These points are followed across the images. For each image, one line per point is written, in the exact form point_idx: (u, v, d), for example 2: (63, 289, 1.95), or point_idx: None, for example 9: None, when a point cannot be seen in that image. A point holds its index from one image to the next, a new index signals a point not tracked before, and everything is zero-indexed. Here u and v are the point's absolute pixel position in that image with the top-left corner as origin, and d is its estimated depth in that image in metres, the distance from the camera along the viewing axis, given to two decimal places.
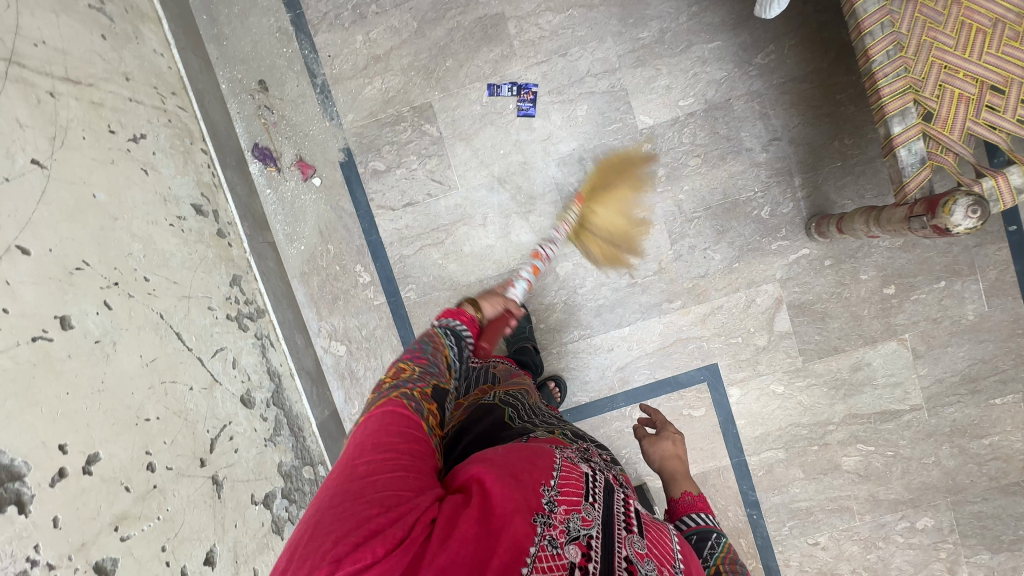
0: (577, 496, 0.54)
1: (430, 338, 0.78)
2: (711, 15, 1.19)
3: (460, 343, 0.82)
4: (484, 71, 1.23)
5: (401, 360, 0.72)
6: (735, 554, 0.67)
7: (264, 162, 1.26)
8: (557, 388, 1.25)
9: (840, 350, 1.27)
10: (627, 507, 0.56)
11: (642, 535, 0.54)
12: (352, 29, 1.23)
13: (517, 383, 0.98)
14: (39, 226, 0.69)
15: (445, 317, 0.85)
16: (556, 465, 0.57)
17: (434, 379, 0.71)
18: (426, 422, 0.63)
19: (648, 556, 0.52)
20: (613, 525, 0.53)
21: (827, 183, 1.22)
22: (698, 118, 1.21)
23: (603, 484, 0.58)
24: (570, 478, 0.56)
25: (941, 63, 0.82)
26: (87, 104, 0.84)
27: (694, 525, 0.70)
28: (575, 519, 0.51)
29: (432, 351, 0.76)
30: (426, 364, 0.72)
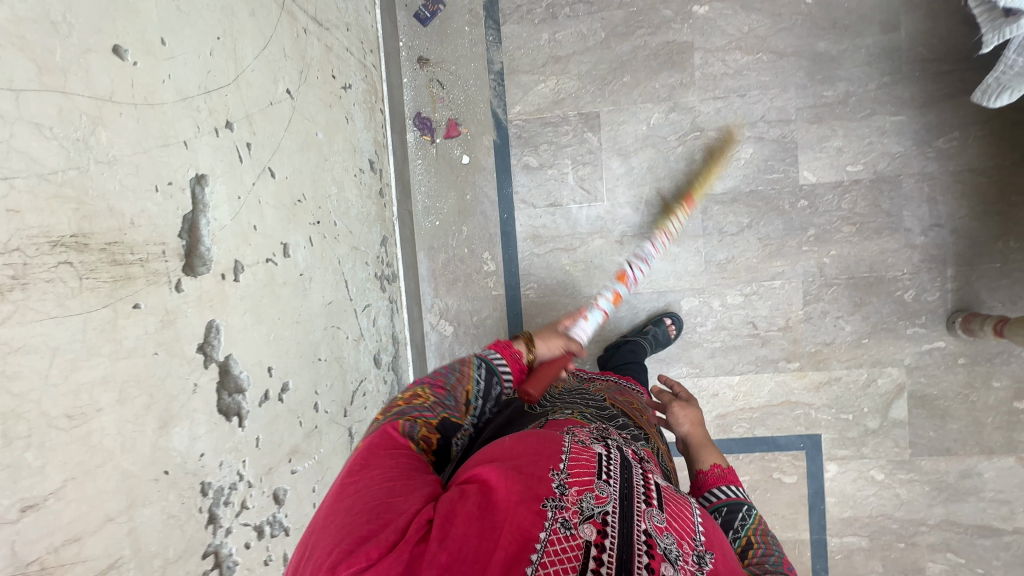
0: (590, 476, 0.47)
1: (460, 366, 0.71)
2: (902, 89, 1.17)
3: (493, 377, 0.71)
4: (660, 94, 1.23)
5: (418, 385, 0.67)
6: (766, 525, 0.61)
7: (422, 131, 1.29)
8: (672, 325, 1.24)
9: (952, 452, 1.22)
10: (645, 483, 0.49)
11: (661, 508, 0.47)
12: (540, 26, 1.25)
13: None
14: (283, 153, 0.71)
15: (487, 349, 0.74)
16: (567, 448, 0.51)
17: (447, 413, 0.65)
18: (417, 445, 0.59)
19: (668, 530, 0.45)
20: (631, 498, 0.46)
21: (980, 280, 1.18)
22: (863, 187, 1.20)
23: (619, 461, 0.51)
24: (582, 458, 0.49)
25: None
26: (323, 46, 0.87)
27: (722, 498, 0.65)
28: (589, 498, 0.45)
29: (454, 382, 0.69)
30: (443, 396, 0.66)
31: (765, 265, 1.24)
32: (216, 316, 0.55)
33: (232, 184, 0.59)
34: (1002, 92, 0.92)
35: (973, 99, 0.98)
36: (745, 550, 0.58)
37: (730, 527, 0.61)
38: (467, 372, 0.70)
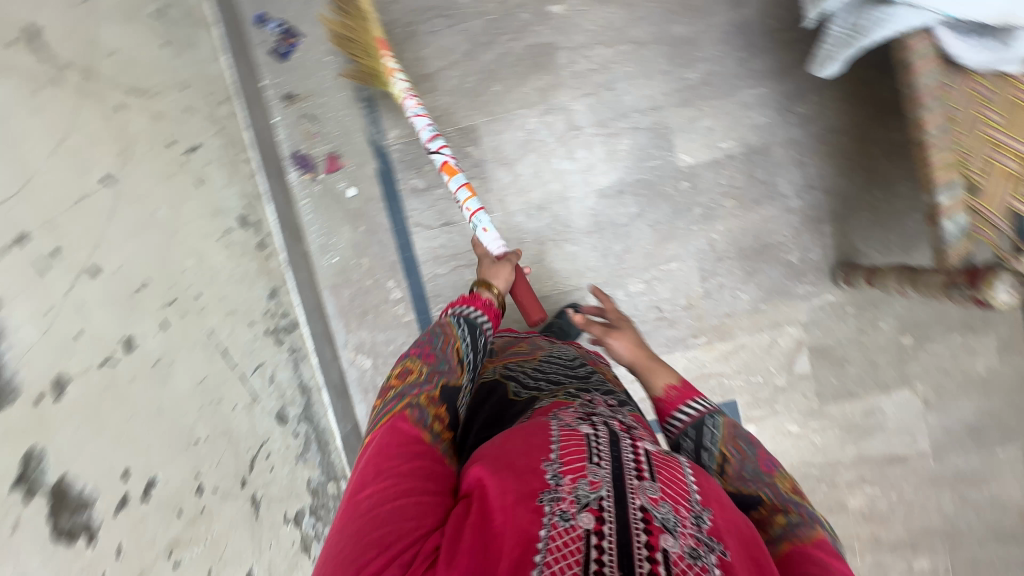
0: (581, 462, 0.52)
1: (442, 330, 0.77)
2: (758, 62, 1.21)
3: (474, 330, 0.78)
4: (532, 98, 1.24)
5: (407, 360, 0.73)
6: (734, 427, 0.71)
7: (302, 170, 1.26)
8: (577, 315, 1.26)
9: (854, 394, 1.31)
10: (636, 455, 0.55)
11: (652, 478, 0.52)
12: (403, 46, 1.23)
13: (516, 350, 0.95)
14: (110, 244, 0.69)
15: (459, 305, 0.81)
16: (556, 436, 0.56)
17: (443, 377, 0.71)
18: (431, 430, 0.64)
19: (664, 498, 0.51)
20: (622, 478, 0.51)
21: (856, 232, 1.25)
22: (737, 161, 1.24)
23: (607, 439, 0.56)
24: (571, 445, 0.54)
25: (990, 138, 0.86)
26: (150, 116, 0.84)
27: (688, 419, 0.72)
28: (584, 485, 0.50)
29: (442, 345, 0.74)
30: (435, 362, 0.72)
31: (660, 249, 1.27)
32: (39, 441, 0.53)
33: (38, 300, 0.57)
34: (830, 60, 0.93)
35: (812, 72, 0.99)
36: (722, 465, 0.68)
37: (705, 445, 0.70)
38: (450, 333, 0.77)
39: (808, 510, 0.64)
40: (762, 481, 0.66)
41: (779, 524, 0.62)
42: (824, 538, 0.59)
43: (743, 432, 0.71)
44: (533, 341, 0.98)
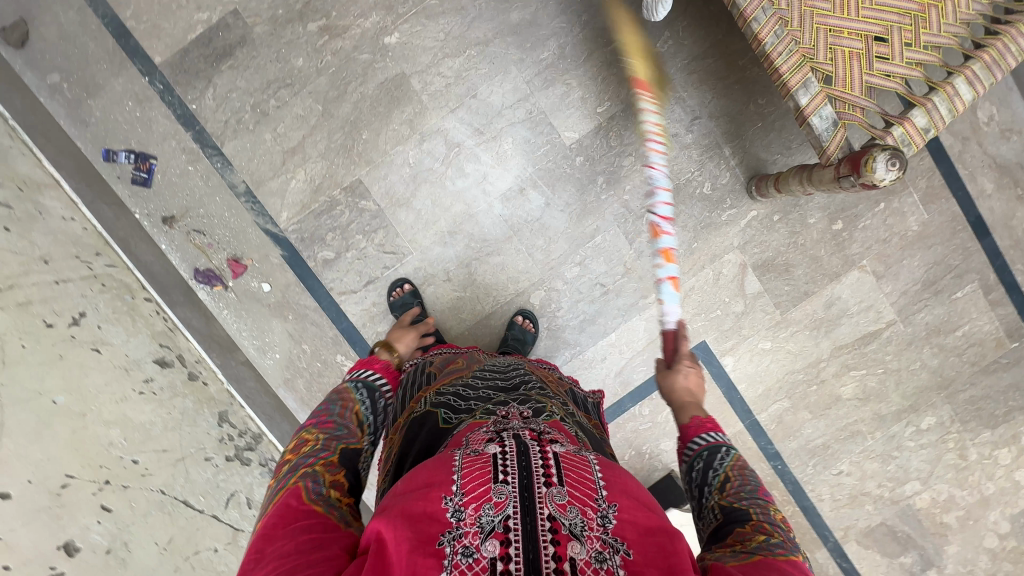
0: (485, 485, 0.49)
1: (338, 397, 0.72)
2: (602, 19, 1.20)
3: (374, 393, 0.76)
4: (403, 132, 1.21)
5: (302, 432, 0.66)
6: (744, 462, 0.68)
7: (211, 284, 1.22)
8: (526, 320, 1.27)
9: (810, 293, 1.33)
10: (544, 459, 0.52)
11: (562, 482, 0.50)
12: (259, 129, 1.20)
13: (453, 369, 0.93)
14: (12, 463, 0.74)
15: (356, 370, 0.78)
16: (458, 465, 0.52)
17: (343, 442, 0.66)
18: (328, 498, 0.57)
19: (571, 503, 0.49)
20: (531, 488, 0.49)
21: (755, 144, 1.26)
22: (619, 119, 1.24)
23: (513, 450, 0.53)
24: (475, 468, 0.51)
25: (825, 27, 0.86)
26: (14, 309, 0.82)
27: (704, 444, 0.69)
28: (488, 510, 0.47)
29: (340, 410, 0.70)
30: (332, 429, 0.67)
31: (581, 228, 1.27)
32: None
33: None
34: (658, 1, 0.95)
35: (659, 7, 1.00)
36: (722, 483, 0.65)
37: (712, 465, 0.67)
38: (349, 400, 0.73)
39: (792, 538, 0.59)
40: (756, 503, 0.62)
41: (757, 541, 0.56)
42: (799, 561, 0.56)
43: (753, 470, 0.67)
44: (470, 356, 1.01)
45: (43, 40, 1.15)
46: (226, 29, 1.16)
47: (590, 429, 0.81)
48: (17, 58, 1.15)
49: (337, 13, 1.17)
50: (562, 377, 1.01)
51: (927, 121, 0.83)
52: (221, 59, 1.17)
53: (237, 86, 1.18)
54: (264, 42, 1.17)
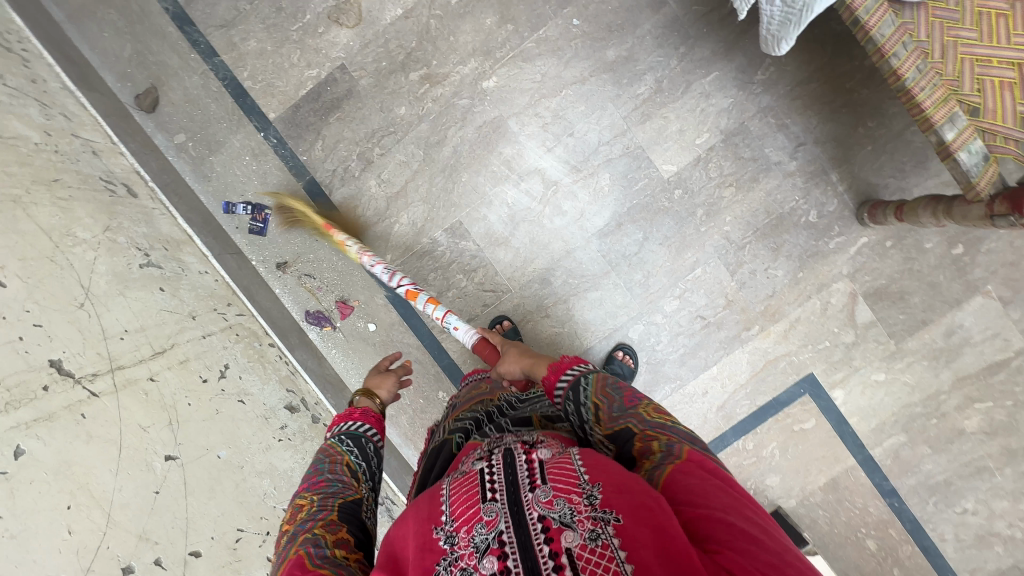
0: (474, 507, 0.51)
1: (325, 453, 0.72)
2: (700, 50, 1.18)
3: (361, 441, 0.74)
4: (501, 172, 1.23)
5: (296, 498, 0.66)
6: (605, 377, 0.68)
7: (320, 324, 1.28)
8: (627, 355, 1.25)
9: (928, 321, 1.25)
10: (527, 467, 0.54)
11: (545, 482, 0.51)
12: (364, 176, 1.24)
13: (475, 393, 0.92)
14: (196, 521, 0.77)
15: (337, 424, 0.77)
16: (447, 492, 0.55)
17: (340, 498, 0.66)
18: (335, 556, 0.56)
19: (557, 496, 0.50)
20: (518, 499, 0.50)
21: (864, 169, 1.21)
22: (719, 150, 1.21)
23: (500, 463, 0.56)
24: (463, 492, 0.54)
25: (971, 57, 0.81)
26: (177, 368, 0.86)
27: (569, 381, 0.69)
28: (481, 529, 0.49)
29: (330, 467, 0.69)
30: (326, 487, 0.66)
31: (679, 261, 1.25)
32: None
33: None
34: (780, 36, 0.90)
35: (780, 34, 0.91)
36: (596, 414, 0.65)
37: (580, 400, 0.67)
38: (338, 454, 0.72)
39: (678, 426, 0.60)
40: (627, 414, 0.62)
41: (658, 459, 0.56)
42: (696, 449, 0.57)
43: (613, 380, 0.68)
44: (495, 378, 0.95)
45: (170, 104, 1.23)
46: (334, 83, 1.22)
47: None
48: (147, 121, 1.23)
49: (438, 62, 1.21)
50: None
51: None
52: (329, 111, 1.23)
53: (344, 137, 1.23)
54: (369, 93, 1.22)
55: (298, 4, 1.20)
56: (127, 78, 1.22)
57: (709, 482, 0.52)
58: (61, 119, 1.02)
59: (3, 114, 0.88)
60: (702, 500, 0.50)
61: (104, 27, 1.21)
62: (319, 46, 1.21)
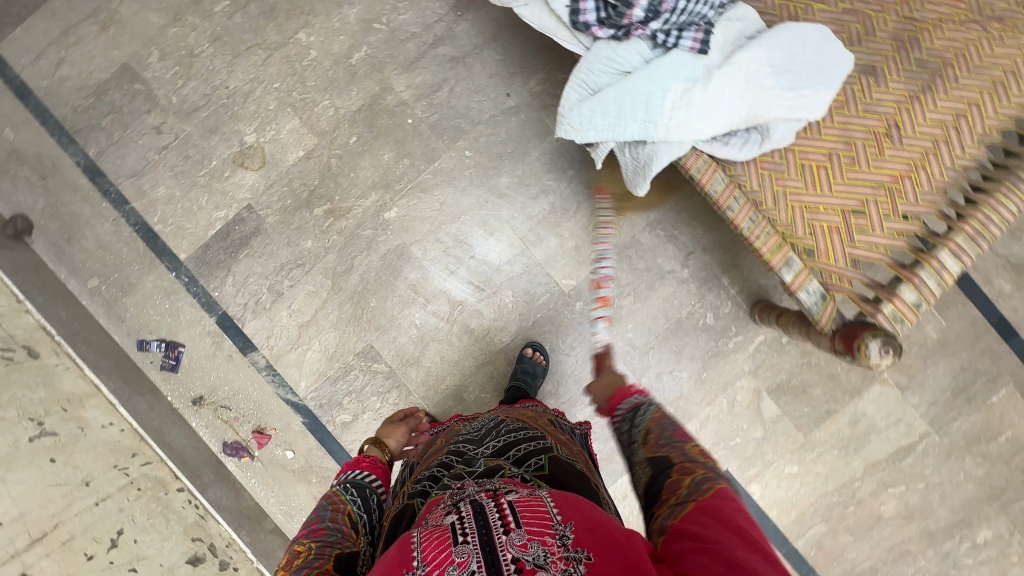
0: (446, 551, 0.52)
1: (329, 501, 0.77)
2: (587, 172, 1.26)
3: (364, 491, 0.82)
4: (408, 295, 1.28)
5: (296, 541, 0.69)
6: (663, 413, 0.77)
7: (239, 455, 1.29)
8: (536, 352, 1.25)
9: (833, 412, 1.29)
10: (500, 512, 0.55)
11: (518, 524, 0.53)
12: (275, 307, 1.28)
13: (432, 448, 0.90)
14: None
15: (345, 472, 0.86)
16: (418, 540, 0.56)
17: (337, 546, 0.68)
18: None
19: (531, 539, 0.51)
20: (490, 542, 0.51)
21: (752, 271, 1.27)
22: (614, 262, 1.27)
23: (470, 512, 0.56)
24: (433, 539, 0.54)
25: (800, 204, 0.88)
26: (59, 550, 0.87)
27: (627, 407, 0.81)
28: (453, 571, 0.51)
29: (332, 515, 0.74)
30: (326, 535, 0.70)
31: (588, 369, 1.29)
32: None
33: None
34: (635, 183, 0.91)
35: (635, 185, 0.92)
36: (644, 437, 0.73)
37: (636, 424, 0.77)
38: (340, 504, 0.77)
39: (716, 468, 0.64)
40: (675, 443, 0.69)
41: (686, 487, 0.61)
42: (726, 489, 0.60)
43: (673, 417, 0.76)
44: (451, 429, 0.95)
45: (84, 250, 1.27)
46: (241, 222, 1.27)
47: (568, 461, 0.77)
48: (62, 268, 1.27)
49: (340, 197, 1.27)
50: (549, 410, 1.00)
51: (918, 296, 0.83)
52: (238, 249, 1.27)
53: (254, 272, 1.27)
54: (276, 230, 1.27)
55: (204, 151, 1.26)
56: (41, 229, 1.27)
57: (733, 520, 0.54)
58: None
59: None
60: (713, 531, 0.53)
61: (19, 183, 1.27)
62: (226, 189, 1.26)
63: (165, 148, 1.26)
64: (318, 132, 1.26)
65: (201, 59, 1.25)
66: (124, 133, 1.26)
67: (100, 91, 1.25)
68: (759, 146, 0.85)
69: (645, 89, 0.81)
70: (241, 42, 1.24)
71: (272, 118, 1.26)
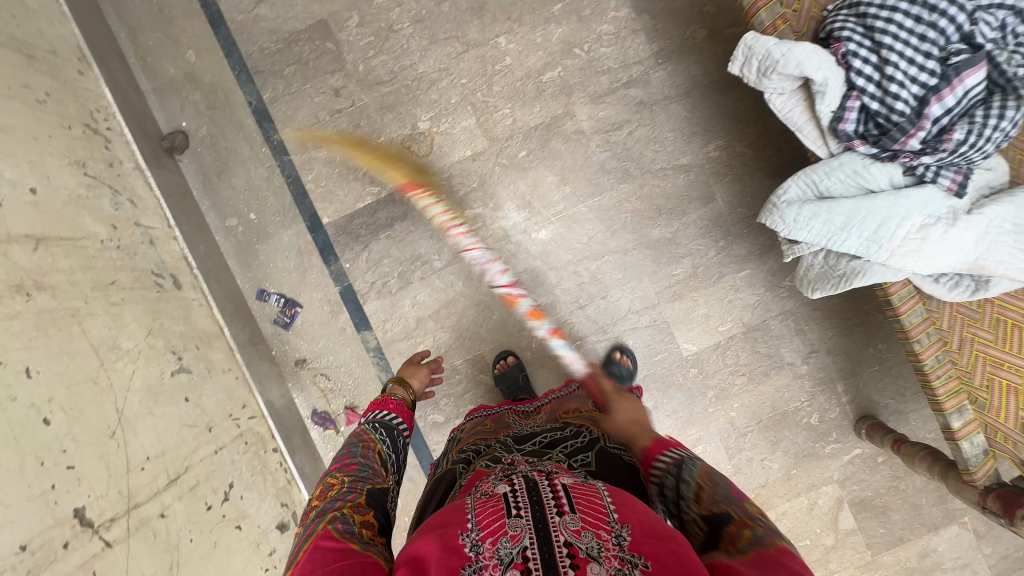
0: (499, 522, 0.51)
1: (360, 438, 0.80)
2: (738, 248, 1.27)
3: (392, 432, 0.86)
4: (531, 318, 1.28)
5: (328, 475, 0.71)
6: (711, 467, 0.63)
7: (325, 426, 1.28)
8: (625, 356, 1.24)
9: (905, 540, 1.30)
10: (555, 494, 0.54)
11: (573, 509, 0.51)
12: (399, 294, 1.28)
13: (481, 431, 0.91)
14: None
15: (371, 412, 0.90)
16: (471, 507, 0.54)
17: (366, 482, 0.70)
18: (361, 536, 0.59)
19: (585, 527, 0.50)
20: (543, 518, 0.50)
21: (867, 385, 1.28)
22: (738, 340, 1.28)
23: (524, 488, 0.55)
24: (488, 509, 0.53)
25: (985, 356, 0.89)
26: (187, 496, 0.87)
27: (670, 459, 0.66)
28: (505, 543, 0.49)
29: (362, 452, 0.77)
30: (357, 471, 0.72)
31: (683, 435, 1.29)
32: None
33: None
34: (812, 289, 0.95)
35: (809, 294, 0.97)
36: (697, 493, 0.60)
37: (682, 478, 0.62)
38: (370, 441, 0.81)
39: (776, 528, 0.54)
40: (733, 501, 0.57)
41: (745, 539, 0.52)
42: (788, 549, 0.51)
43: (722, 475, 0.61)
44: (501, 418, 0.98)
45: (231, 187, 1.27)
46: (391, 203, 1.27)
47: (617, 454, 0.75)
48: (205, 199, 1.27)
49: (493, 205, 1.27)
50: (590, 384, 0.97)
51: None
52: (381, 228, 1.27)
53: (390, 255, 1.28)
54: (423, 219, 1.27)
55: (376, 126, 1.26)
56: (196, 156, 1.27)
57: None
58: (128, 206, 1.05)
59: (78, 210, 0.91)
60: None
61: (187, 107, 1.26)
62: (386, 167, 1.26)
63: (338, 112, 1.26)
64: (490, 137, 1.26)
65: (399, 36, 1.25)
66: (303, 87, 1.26)
67: (291, 40, 1.25)
68: (971, 294, 0.85)
69: (883, 212, 0.81)
70: (441, 31, 1.25)
71: (451, 111, 1.26)
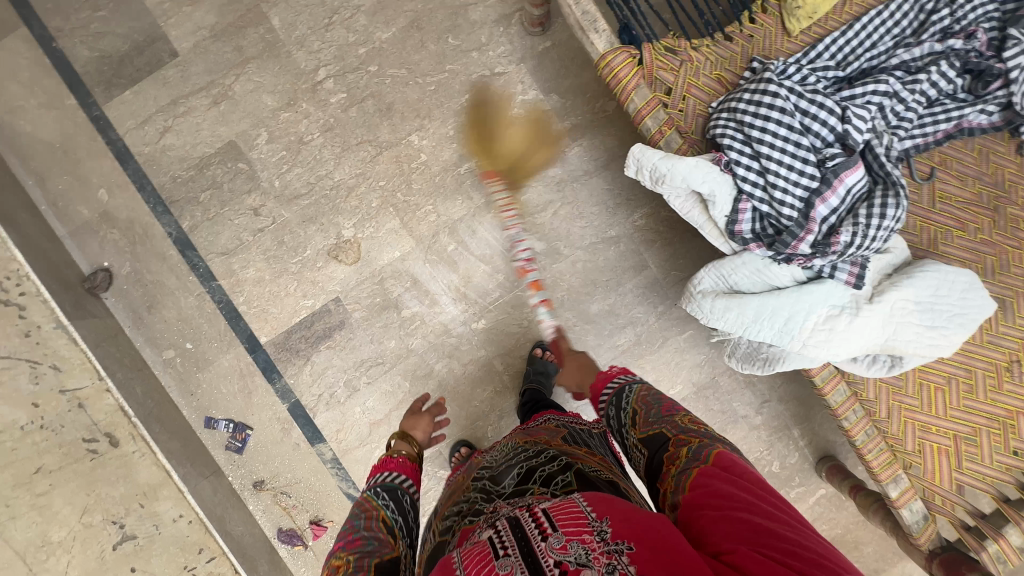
0: (488, 566, 0.48)
1: (361, 508, 0.75)
2: (677, 310, 1.27)
3: (395, 493, 0.80)
4: (483, 408, 1.28)
5: (334, 559, 0.67)
6: (646, 391, 0.79)
7: (292, 543, 1.28)
8: (546, 352, 1.23)
9: (881, 571, 1.32)
10: (535, 519, 0.51)
11: (555, 527, 0.49)
12: (348, 402, 1.27)
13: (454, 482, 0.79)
14: None
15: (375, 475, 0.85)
16: (460, 559, 0.51)
17: (371, 557, 0.66)
18: None
19: (569, 539, 0.47)
20: (529, 549, 0.48)
21: (822, 427, 1.29)
22: (690, 400, 1.29)
23: (506, 525, 0.52)
24: (476, 555, 0.50)
25: (913, 422, 0.90)
26: None
27: (613, 390, 0.85)
28: None
29: (366, 523, 0.72)
30: (361, 546, 0.68)
31: None
32: None
33: None
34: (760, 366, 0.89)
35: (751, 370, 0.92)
36: (634, 418, 0.75)
37: (622, 404, 0.80)
38: (373, 508, 0.75)
39: (706, 432, 0.65)
40: (666, 420, 0.70)
41: (683, 455, 0.61)
42: (724, 449, 0.60)
43: (654, 393, 0.78)
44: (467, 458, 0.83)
45: (163, 320, 1.25)
46: (327, 313, 1.26)
47: (596, 476, 0.65)
48: (138, 335, 1.25)
49: (429, 302, 1.26)
50: (557, 426, 0.84)
51: None
52: (320, 339, 1.26)
53: (333, 364, 1.27)
54: (361, 325, 1.26)
55: (300, 240, 1.25)
56: (123, 294, 1.25)
57: (733, 482, 0.54)
58: (51, 373, 1.02)
59: None
60: (726, 499, 0.52)
61: (106, 246, 1.24)
62: (317, 279, 1.25)
63: (260, 230, 1.24)
64: (416, 235, 1.25)
65: (310, 147, 1.24)
66: (221, 210, 1.24)
67: (202, 165, 1.24)
68: (888, 369, 0.86)
69: (788, 307, 0.81)
70: (352, 136, 1.24)
71: (373, 216, 1.25)
